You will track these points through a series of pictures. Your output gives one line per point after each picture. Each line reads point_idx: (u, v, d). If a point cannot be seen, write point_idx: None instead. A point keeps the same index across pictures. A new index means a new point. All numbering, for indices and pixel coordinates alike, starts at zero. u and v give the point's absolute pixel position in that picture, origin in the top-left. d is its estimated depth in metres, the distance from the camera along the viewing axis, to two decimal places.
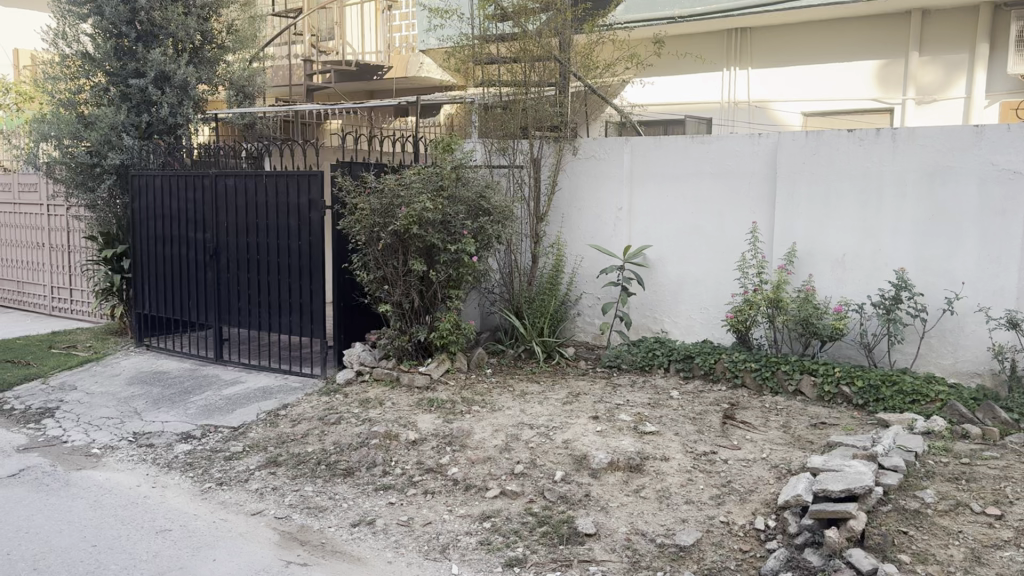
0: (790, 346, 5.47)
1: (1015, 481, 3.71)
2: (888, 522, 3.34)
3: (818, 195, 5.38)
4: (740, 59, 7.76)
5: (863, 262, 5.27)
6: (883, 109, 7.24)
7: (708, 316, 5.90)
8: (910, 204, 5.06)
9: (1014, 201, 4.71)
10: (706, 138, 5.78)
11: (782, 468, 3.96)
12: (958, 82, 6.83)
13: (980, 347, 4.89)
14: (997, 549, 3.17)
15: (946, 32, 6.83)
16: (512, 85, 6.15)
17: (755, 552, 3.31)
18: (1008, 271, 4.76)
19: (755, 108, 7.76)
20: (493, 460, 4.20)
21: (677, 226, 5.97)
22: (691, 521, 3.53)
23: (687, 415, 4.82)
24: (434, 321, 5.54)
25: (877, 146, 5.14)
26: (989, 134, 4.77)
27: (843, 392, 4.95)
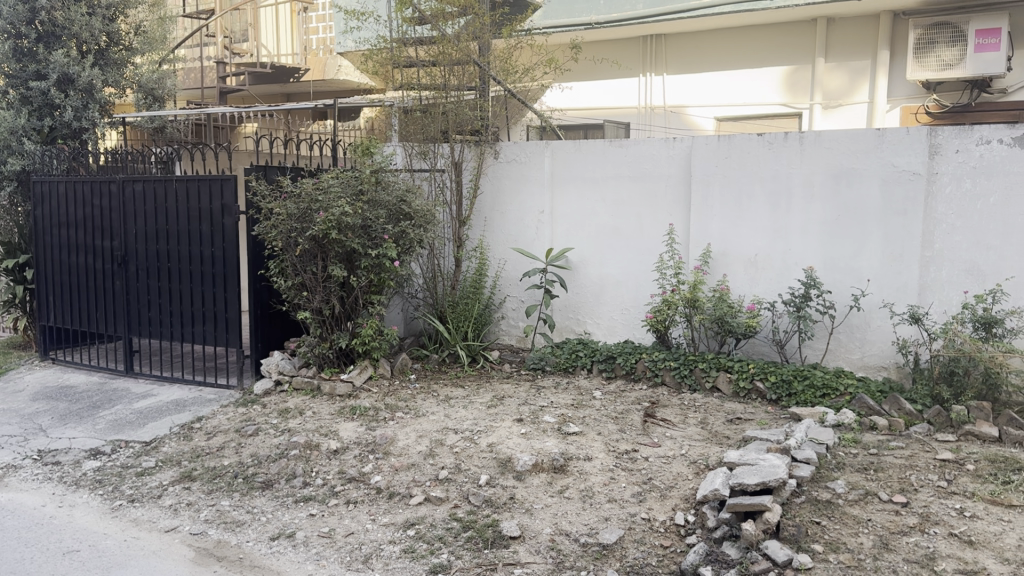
0: (707, 344, 5.60)
1: (919, 470, 3.88)
2: (802, 513, 3.44)
3: (731, 197, 5.52)
4: (655, 65, 7.94)
5: (775, 262, 5.43)
6: (791, 114, 7.49)
7: (629, 317, 5.98)
8: (818, 205, 5.24)
9: (914, 201, 4.92)
10: (624, 142, 5.87)
11: (700, 463, 4.05)
12: (862, 87, 7.10)
13: (885, 341, 5.09)
14: (903, 535, 3.30)
15: (849, 39, 7.10)
16: (431, 89, 6.10)
17: (676, 547, 3.36)
18: (910, 268, 4.98)
19: (670, 113, 7.94)
20: (417, 467, 4.17)
21: (597, 229, 6.04)
22: (614, 519, 3.57)
23: (610, 414, 4.87)
24: (355, 327, 5.47)
25: (786, 149, 5.31)
26: (890, 136, 4.97)
27: (757, 387, 5.08)
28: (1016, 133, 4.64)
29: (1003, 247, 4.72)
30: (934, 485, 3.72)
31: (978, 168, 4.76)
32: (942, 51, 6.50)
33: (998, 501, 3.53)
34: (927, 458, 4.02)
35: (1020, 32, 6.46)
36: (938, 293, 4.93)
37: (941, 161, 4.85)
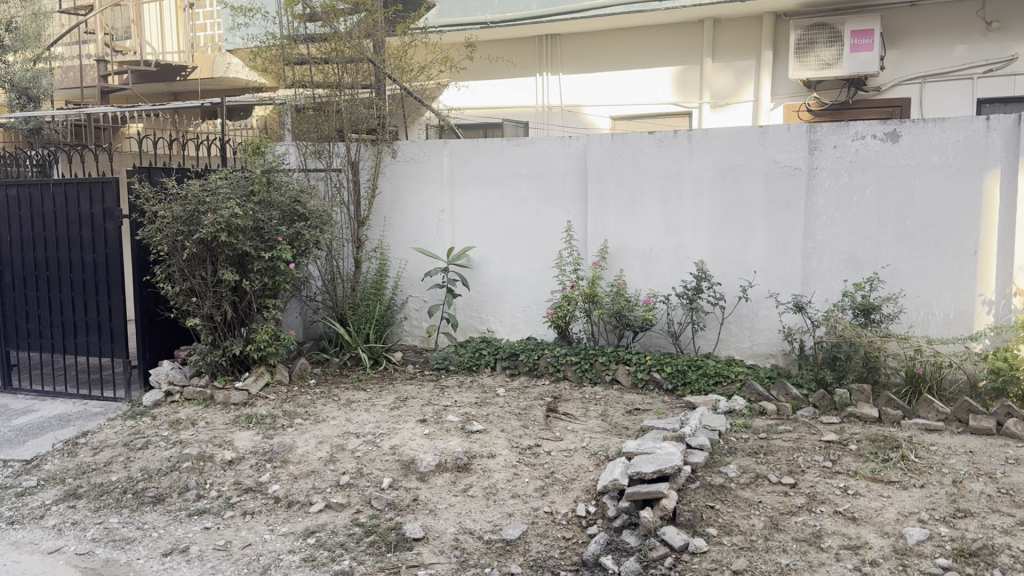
0: (606, 338, 5.71)
1: (806, 452, 4.05)
2: (697, 498, 3.55)
3: (625, 194, 5.64)
4: (551, 65, 8.02)
5: (668, 257, 5.57)
6: (682, 113, 7.70)
7: (530, 314, 6.04)
8: (707, 199, 5.41)
9: (796, 195, 5.15)
10: (522, 140, 5.91)
11: (600, 455, 4.12)
12: (747, 86, 7.36)
13: (772, 330, 5.30)
14: (792, 515, 3.44)
15: (734, 42, 7.35)
16: (325, 86, 5.90)
17: (577, 538, 3.40)
18: (793, 259, 5.20)
19: (567, 113, 8.04)
20: (317, 474, 4.08)
21: (497, 227, 6.06)
22: (517, 514, 3.59)
23: (513, 411, 4.90)
24: (250, 332, 5.33)
25: (676, 147, 5.46)
26: (773, 134, 5.18)
27: (654, 378, 5.21)
28: (887, 129, 4.89)
29: (878, 237, 4.98)
30: (820, 466, 3.90)
31: (853, 162, 5.00)
32: (822, 51, 6.76)
33: (878, 478, 3.72)
34: (813, 440, 4.21)
35: (890, 34, 6.83)
36: (820, 282, 5.17)
37: (820, 156, 5.08)
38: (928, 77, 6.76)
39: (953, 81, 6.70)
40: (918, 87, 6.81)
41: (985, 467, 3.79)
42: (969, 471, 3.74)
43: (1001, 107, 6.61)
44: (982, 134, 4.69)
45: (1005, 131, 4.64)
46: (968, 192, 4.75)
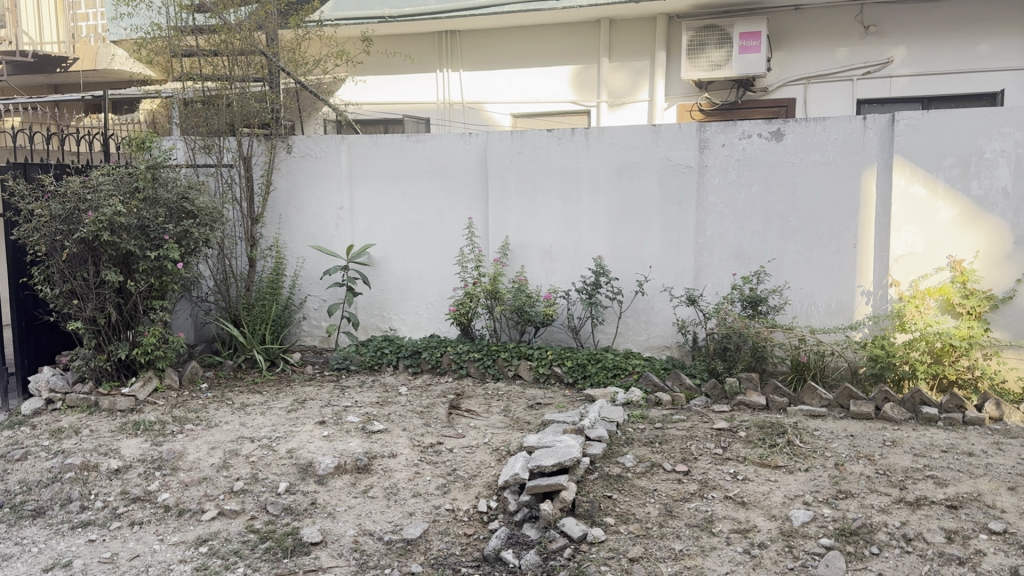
0: (508, 334, 5.74)
1: (699, 440, 4.19)
2: (596, 489, 3.61)
3: (525, 191, 5.69)
4: (451, 61, 7.97)
5: (568, 253, 5.65)
6: (580, 112, 7.81)
7: (433, 311, 6.02)
8: (604, 196, 5.51)
9: (688, 192, 5.31)
10: (421, 137, 5.87)
11: (502, 450, 4.14)
12: (642, 86, 7.52)
13: (667, 323, 5.45)
14: (685, 501, 3.54)
15: (630, 42, 7.51)
16: (214, 79, 5.73)
17: (479, 534, 3.41)
18: (687, 255, 5.37)
19: (468, 109, 8.04)
20: (210, 480, 3.95)
21: (397, 224, 6.01)
22: (418, 513, 3.57)
23: (415, 409, 4.87)
24: (136, 336, 5.10)
25: (574, 145, 5.54)
26: (665, 132, 5.32)
27: (555, 372, 5.27)
28: (772, 128, 5.09)
29: (765, 232, 5.19)
30: (712, 453, 4.03)
31: (741, 160, 5.19)
32: (711, 52, 6.96)
33: (766, 463, 3.88)
34: (706, 428, 4.35)
35: (777, 35, 7.04)
36: (712, 276, 5.35)
37: (709, 154, 5.25)
38: (811, 78, 7.02)
39: (835, 83, 6.97)
40: (802, 88, 7.07)
41: (864, 449, 4.00)
42: (849, 454, 3.94)
43: (879, 108, 6.97)
44: (859, 133, 4.93)
45: (880, 131, 4.88)
46: (847, 188, 4.98)
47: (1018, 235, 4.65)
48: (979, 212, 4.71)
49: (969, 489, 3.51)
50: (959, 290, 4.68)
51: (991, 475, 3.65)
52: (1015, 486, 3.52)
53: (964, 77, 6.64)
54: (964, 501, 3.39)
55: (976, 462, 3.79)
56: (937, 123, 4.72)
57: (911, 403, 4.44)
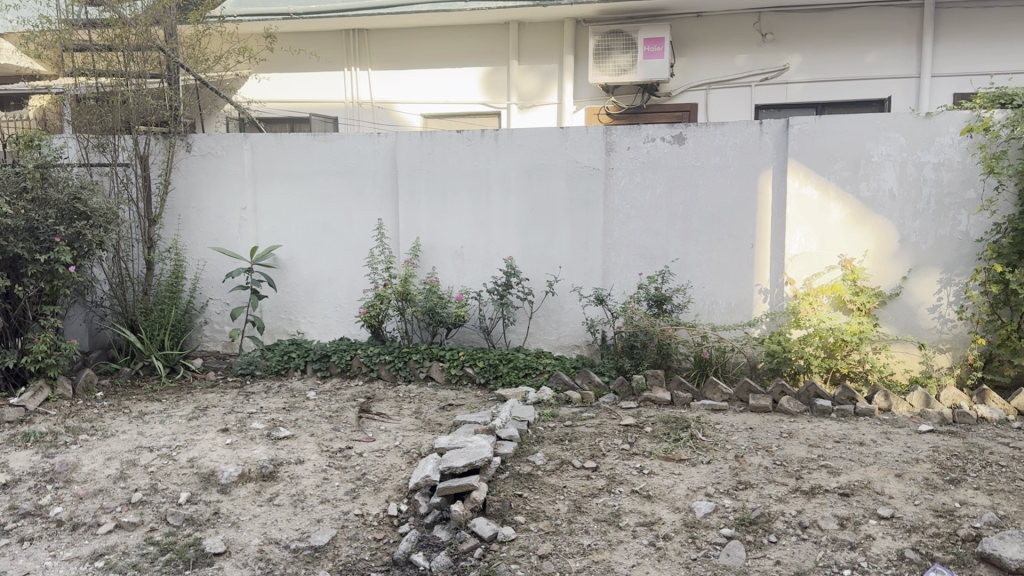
0: (419, 336, 5.72)
1: (607, 436, 4.27)
2: (506, 488, 3.64)
3: (435, 192, 5.68)
4: (359, 60, 7.89)
5: (478, 254, 5.68)
6: (490, 113, 7.86)
7: (342, 313, 5.94)
8: (514, 197, 5.56)
9: (596, 194, 5.41)
10: (328, 137, 5.79)
11: (412, 453, 4.13)
12: (551, 89, 7.61)
13: (577, 322, 5.53)
14: (593, 497, 3.61)
15: (540, 44, 7.56)
16: (108, 76, 5.43)
17: (389, 538, 3.38)
18: (595, 255, 5.47)
19: (377, 109, 7.98)
20: (107, 492, 3.80)
21: (305, 225, 5.92)
22: (326, 520, 3.51)
23: (323, 414, 4.80)
24: (25, 343, 4.90)
25: (483, 146, 5.56)
26: (573, 134, 5.40)
27: (466, 373, 5.28)
28: (674, 132, 5.23)
29: (669, 233, 5.33)
30: (619, 449, 4.12)
31: (645, 163, 5.31)
32: (617, 57, 7.08)
33: (671, 457, 3.99)
34: (613, 425, 4.44)
35: (679, 42, 7.22)
36: (619, 276, 5.46)
37: (616, 157, 5.36)
38: (712, 84, 7.23)
39: (734, 89, 7.20)
40: (704, 93, 7.28)
41: (763, 441, 4.16)
42: (749, 446, 4.09)
43: (776, 113, 7.22)
44: (757, 137, 5.11)
45: (775, 135, 5.08)
46: (746, 190, 5.16)
47: (904, 235, 4.90)
48: (868, 213, 4.94)
49: (859, 477, 3.69)
50: (850, 287, 4.91)
51: (880, 463, 3.85)
52: (901, 473, 3.72)
53: (855, 84, 6.92)
54: (855, 489, 3.56)
55: (866, 451, 3.99)
56: (828, 128, 4.93)
57: (806, 396, 4.64)
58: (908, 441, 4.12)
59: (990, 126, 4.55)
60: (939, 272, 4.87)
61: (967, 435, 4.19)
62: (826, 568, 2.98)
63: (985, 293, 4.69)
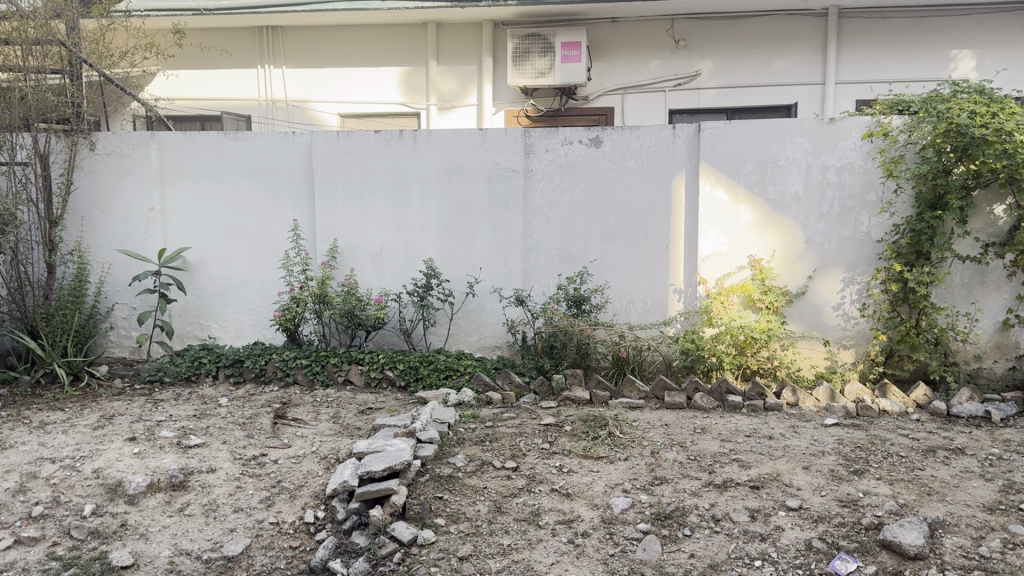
0: (338, 339, 5.64)
1: (527, 436, 4.30)
2: (426, 491, 3.61)
3: (353, 193, 5.61)
4: (273, 58, 7.75)
5: (397, 255, 5.64)
6: (409, 114, 7.81)
7: (257, 317, 5.81)
8: (433, 198, 5.54)
9: (515, 195, 5.45)
10: (240, 135, 5.66)
11: (330, 458, 4.07)
12: (470, 91, 7.61)
13: (497, 323, 5.55)
14: (513, 497, 3.62)
15: (458, 46, 7.55)
16: (5, 71, 5.12)
17: (305, 546, 3.33)
18: (515, 256, 5.50)
19: (292, 107, 7.84)
20: (5, 506, 3.61)
21: (217, 226, 5.77)
22: (240, 529, 3.43)
23: (237, 421, 4.69)
24: None
25: (401, 147, 5.52)
26: (492, 136, 5.42)
27: (386, 376, 5.23)
28: (591, 135, 5.31)
29: (587, 234, 5.41)
30: (539, 448, 4.15)
31: (563, 165, 5.37)
32: (535, 60, 7.11)
33: (589, 455, 4.05)
34: (533, 425, 4.47)
35: (596, 46, 7.33)
36: (539, 277, 5.51)
37: (534, 159, 5.40)
38: (628, 88, 7.37)
39: (649, 93, 7.35)
40: (620, 97, 7.40)
41: (678, 437, 4.26)
42: (664, 442, 4.19)
43: (689, 117, 7.41)
44: (670, 141, 5.22)
45: (688, 139, 5.20)
46: (660, 192, 5.27)
47: (809, 236, 5.09)
48: (776, 215, 5.11)
49: (769, 470, 3.82)
50: (759, 286, 5.07)
51: (788, 456, 3.99)
52: (808, 465, 3.86)
53: (764, 90, 7.16)
54: (765, 481, 3.68)
55: (775, 444, 4.13)
56: (738, 132, 5.08)
57: (718, 392, 4.77)
58: (814, 433, 4.29)
59: (888, 132, 4.77)
60: (842, 271, 5.07)
61: (869, 427, 4.38)
62: (738, 559, 3.07)
63: (885, 291, 4.93)
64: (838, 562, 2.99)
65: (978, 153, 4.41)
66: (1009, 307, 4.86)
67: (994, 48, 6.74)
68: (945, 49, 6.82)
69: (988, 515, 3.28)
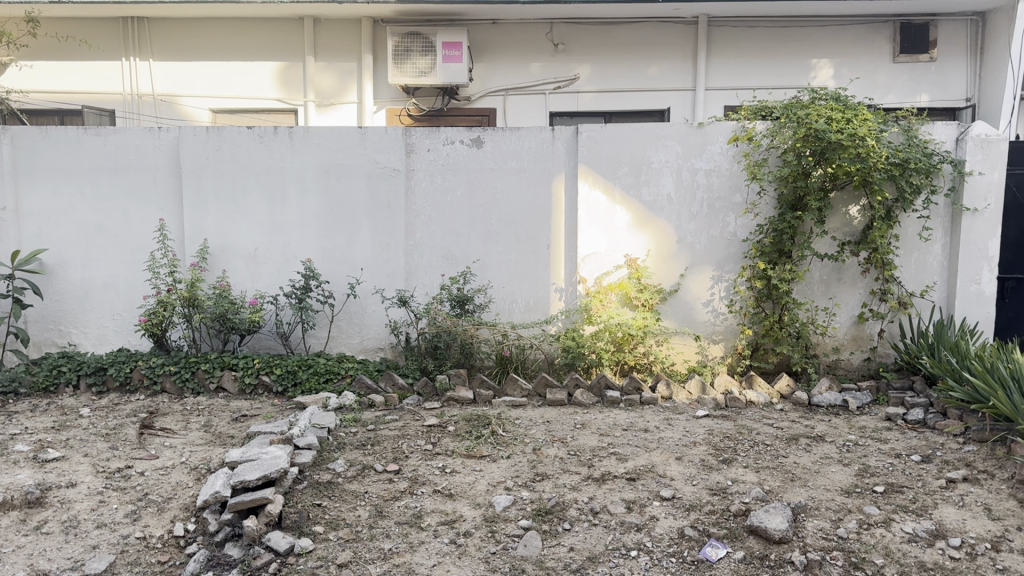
0: (209, 344, 5.43)
1: (410, 438, 4.28)
2: (304, 498, 3.53)
3: (225, 192, 5.43)
4: (139, 50, 7.40)
5: (273, 256, 5.49)
6: (286, 110, 7.62)
7: (121, 322, 5.53)
8: (311, 196, 5.43)
9: (395, 195, 5.40)
10: (101, 130, 5.40)
11: (201, 468, 3.92)
12: (350, 88, 7.49)
13: (379, 324, 5.49)
14: (395, 500, 3.60)
15: (336, 42, 7.41)
16: None
17: (174, 560, 3.20)
18: (397, 257, 5.45)
19: (160, 102, 7.52)
20: None
21: (77, 226, 5.47)
22: (103, 545, 3.26)
23: (100, 432, 4.45)
24: None
25: (277, 144, 5.38)
26: (371, 134, 5.35)
27: (262, 381, 5.09)
28: (472, 135, 5.33)
29: (469, 235, 5.42)
30: (421, 450, 4.14)
31: (445, 165, 5.37)
32: (416, 59, 7.07)
33: (472, 454, 4.06)
34: (416, 426, 4.45)
35: (477, 47, 7.34)
36: (421, 277, 5.49)
37: (415, 158, 5.38)
38: (509, 90, 7.43)
39: (529, 96, 7.44)
40: (501, 99, 7.46)
41: (558, 433, 4.34)
42: (545, 439, 4.26)
43: (568, 121, 7.55)
44: (550, 142, 5.31)
45: (566, 141, 5.30)
46: (540, 193, 5.34)
47: (682, 236, 5.27)
48: (650, 216, 5.28)
49: (645, 461, 3.95)
50: (635, 285, 5.23)
51: (662, 447, 4.13)
52: (681, 456, 4.01)
53: (639, 94, 7.37)
54: (641, 473, 3.80)
55: (650, 437, 4.27)
56: (613, 135, 5.21)
57: (597, 388, 4.89)
58: (687, 425, 4.46)
59: (752, 136, 5.00)
60: (711, 270, 5.29)
61: (737, 418, 4.59)
62: (615, 550, 3.16)
63: (750, 287, 5.17)
64: (709, 549, 3.11)
65: (834, 157, 4.69)
66: (864, 302, 5.19)
67: (850, 59, 7.18)
68: (806, 58, 7.21)
69: (845, 498, 3.50)
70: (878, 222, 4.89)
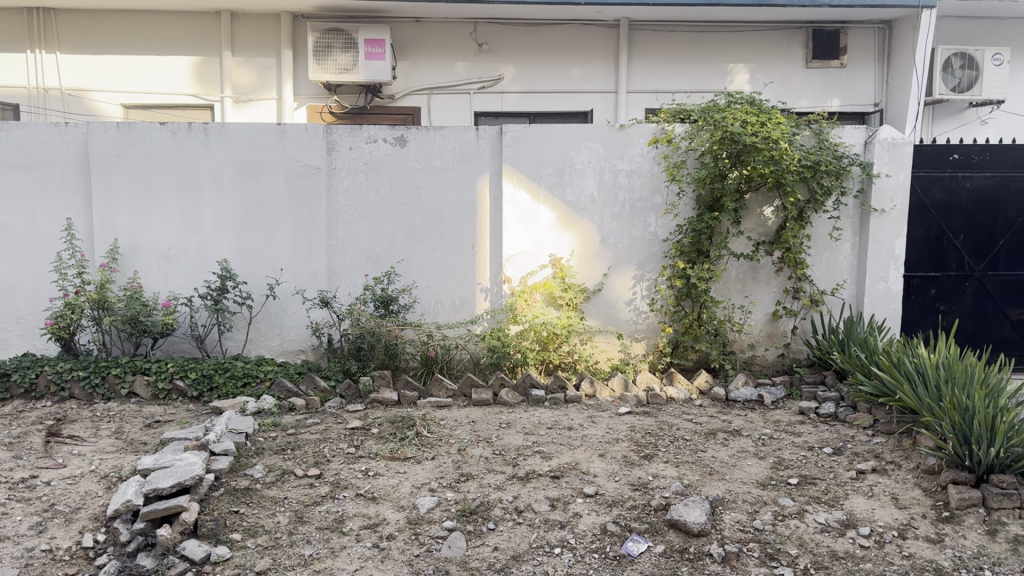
0: (120, 348, 5.25)
1: (332, 441, 4.22)
2: (221, 505, 3.45)
3: (137, 190, 5.25)
4: (45, 42, 7.11)
5: (188, 256, 5.34)
6: (202, 106, 7.41)
7: (25, 326, 5.30)
8: (228, 195, 5.30)
9: (316, 194, 5.32)
10: (3, 125, 5.17)
11: (112, 477, 3.78)
12: (269, 84, 7.33)
13: (300, 326, 5.40)
14: (316, 505, 3.54)
15: (254, 37, 7.25)
16: None
17: (83, 572, 3.08)
18: (318, 256, 5.36)
19: (68, 96, 7.23)
20: None
21: None
22: (6, 559, 3.11)
23: (3, 441, 4.24)
24: None
25: (191, 141, 5.24)
26: (291, 132, 5.25)
27: (176, 386, 4.94)
28: (395, 134, 5.29)
29: (392, 234, 5.38)
30: (344, 453, 4.09)
31: (367, 163, 5.32)
32: (338, 56, 6.97)
33: (396, 456, 4.04)
34: (339, 429, 4.39)
35: (401, 46, 7.29)
36: (344, 277, 5.42)
37: (337, 156, 5.30)
38: (433, 89, 7.40)
39: (453, 95, 7.42)
40: (426, 98, 7.42)
41: (483, 433, 4.35)
42: (470, 439, 4.26)
43: (493, 120, 7.57)
44: (474, 142, 5.30)
45: (490, 141, 5.30)
46: (464, 193, 5.34)
47: (604, 236, 5.34)
48: (573, 216, 5.33)
49: (568, 459, 3.99)
50: (559, 284, 5.27)
51: (586, 444, 4.18)
52: (603, 452, 4.07)
53: (563, 96, 7.44)
54: (565, 470, 3.84)
55: (574, 435, 4.31)
56: (537, 136, 5.25)
57: (522, 387, 4.91)
58: (609, 422, 4.52)
59: (671, 138, 5.10)
60: (633, 269, 5.38)
61: (658, 414, 4.68)
62: (539, 548, 3.18)
63: (671, 287, 5.28)
64: (631, 544, 3.17)
65: (749, 160, 4.83)
66: (778, 300, 5.36)
67: (765, 64, 7.40)
68: (724, 63, 7.40)
69: (761, 490, 3.61)
70: (791, 223, 5.06)
